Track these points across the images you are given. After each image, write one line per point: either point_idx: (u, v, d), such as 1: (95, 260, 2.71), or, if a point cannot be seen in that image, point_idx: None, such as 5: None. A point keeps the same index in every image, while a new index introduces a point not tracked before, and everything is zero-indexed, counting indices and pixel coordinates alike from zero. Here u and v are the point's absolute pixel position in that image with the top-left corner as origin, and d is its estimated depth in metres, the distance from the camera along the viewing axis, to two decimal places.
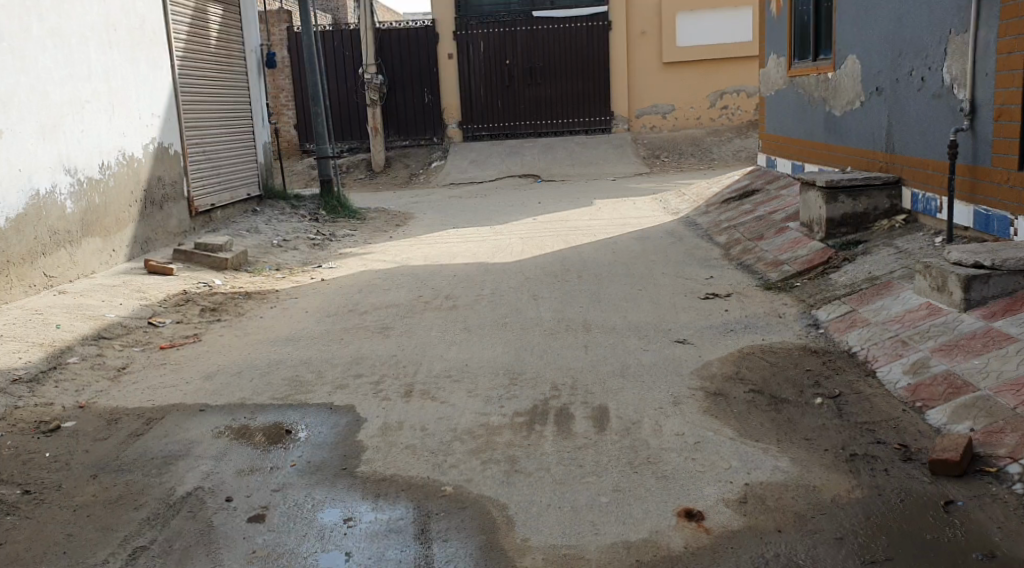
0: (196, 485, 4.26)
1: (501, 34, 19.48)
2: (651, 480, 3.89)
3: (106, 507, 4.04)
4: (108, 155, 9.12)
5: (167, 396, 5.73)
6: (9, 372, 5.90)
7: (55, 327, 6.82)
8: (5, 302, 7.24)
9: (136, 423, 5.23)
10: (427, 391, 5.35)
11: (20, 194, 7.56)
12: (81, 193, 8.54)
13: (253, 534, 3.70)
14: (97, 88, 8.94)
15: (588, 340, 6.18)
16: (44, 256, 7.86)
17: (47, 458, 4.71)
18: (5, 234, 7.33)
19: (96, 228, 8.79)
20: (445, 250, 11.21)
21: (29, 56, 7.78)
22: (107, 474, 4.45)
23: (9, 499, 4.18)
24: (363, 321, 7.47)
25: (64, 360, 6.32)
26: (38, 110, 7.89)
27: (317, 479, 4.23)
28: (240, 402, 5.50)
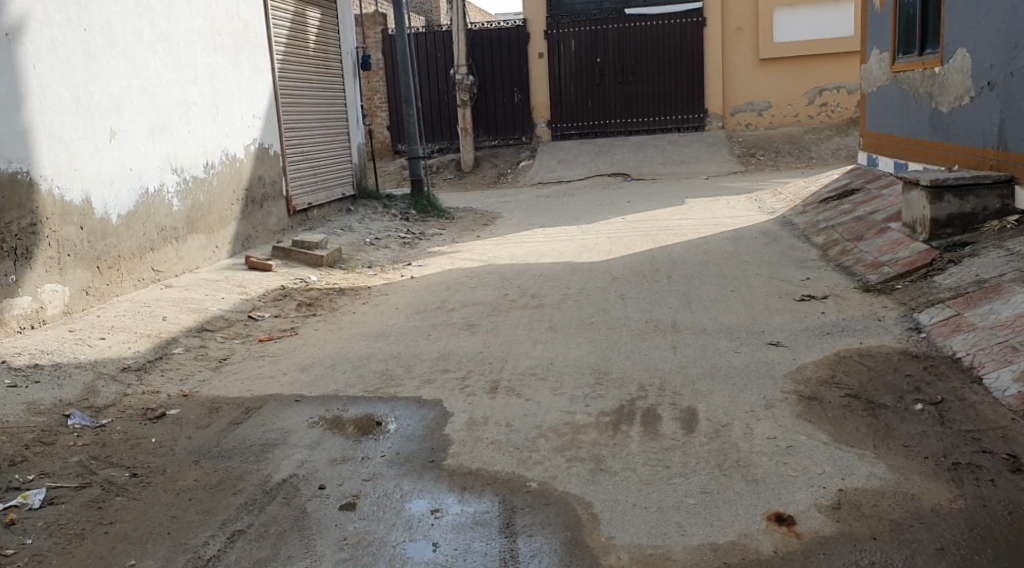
0: (291, 473, 4.39)
1: (593, 33, 19.42)
2: (740, 482, 3.83)
3: (207, 492, 4.21)
4: (212, 155, 9.48)
5: (265, 386, 5.92)
6: (119, 361, 6.19)
7: (161, 319, 7.13)
8: (117, 295, 7.61)
9: (235, 412, 5.43)
10: (513, 388, 5.39)
11: (131, 192, 7.92)
12: (187, 191, 8.90)
13: (345, 522, 3.80)
14: (202, 90, 9.29)
15: (677, 341, 6.12)
16: (152, 251, 8.22)
17: (153, 443, 4.93)
18: (117, 231, 7.69)
19: (200, 225, 9.14)
20: (533, 249, 11.24)
21: (141, 60, 8.15)
22: (208, 460, 4.63)
23: (118, 480, 4.40)
24: (452, 318, 7.56)
25: (169, 350, 6.60)
26: (148, 112, 8.25)
27: (406, 471, 4.31)
28: (333, 394, 5.64)
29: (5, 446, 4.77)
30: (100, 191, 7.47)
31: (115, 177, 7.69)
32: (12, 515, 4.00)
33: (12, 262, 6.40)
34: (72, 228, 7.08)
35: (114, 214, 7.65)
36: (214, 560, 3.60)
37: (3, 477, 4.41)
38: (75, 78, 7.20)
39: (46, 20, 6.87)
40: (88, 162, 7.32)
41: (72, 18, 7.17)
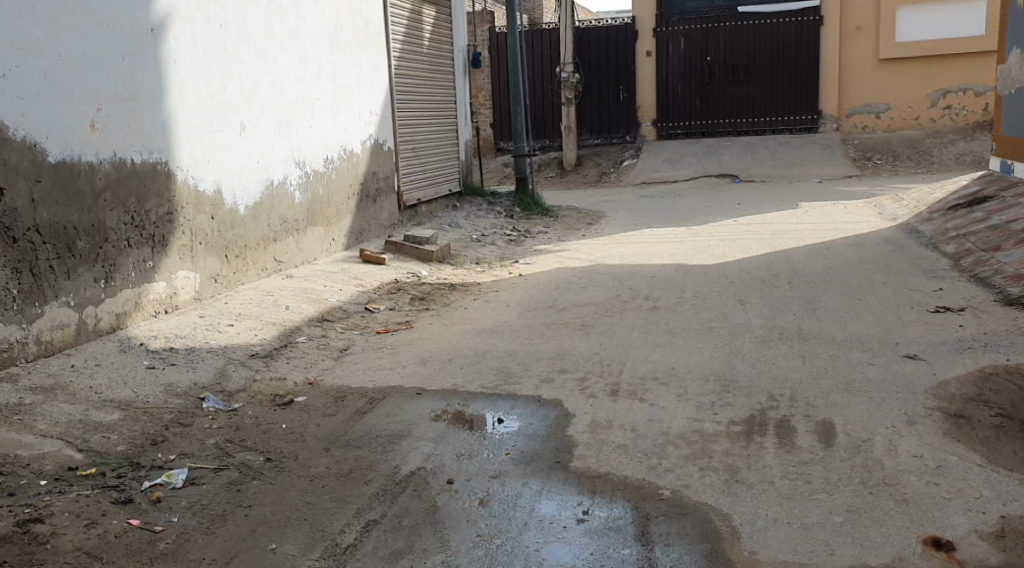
0: (419, 465, 4.43)
1: (704, 30, 19.08)
2: (890, 503, 3.66)
3: (339, 480, 4.29)
4: (332, 150, 9.68)
5: (386, 378, 5.99)
6: (248, 347, 6.37)
7: (284, 308, 7.31)
8: (243, 283, 7.85)
9: (360, 402, 5.51)
10: (635, 392, 5.31)
11: (258, 184, 8.15)
12: (308, 184, 9.12)
13: (477, 518, 3.82)
14: (325, 86, 9.50)
15: (804, 350, 5.91)
16: (275, 242, 8.45)
17: (283, 429, 5.04)
18: (245, 222, 7.91)
19: (319, 218, 9.36)
20: (642, 250, 11.11)
21: (271, 56, 8.36)
22: (338, 448, 4.72)
23: (254, 464, 4.52)
24: (566, 317, 7.52)
25: (294, 339, 6.76)
26: (275, 107, 8.48)
27: (532, 470, 4.29)
28: (453, 389, 5.67)
29: (146, 426, 4.96)
30: (230, 182, 7.70)
31: (244, 169, 7.91)
32: (157, 492, 4.17)
33: (150, 248, 6.64)
34: (204, 218, 7.31)
35: (242, 205, 7.88)
36: (351, 548, 3.68)
37: (146, 455, 4.58)
38: (212, 72, 7.43)
39: (187, 16, 7.10)
40: (221, 154, 7.55)
41: (211, 14, 7.40)
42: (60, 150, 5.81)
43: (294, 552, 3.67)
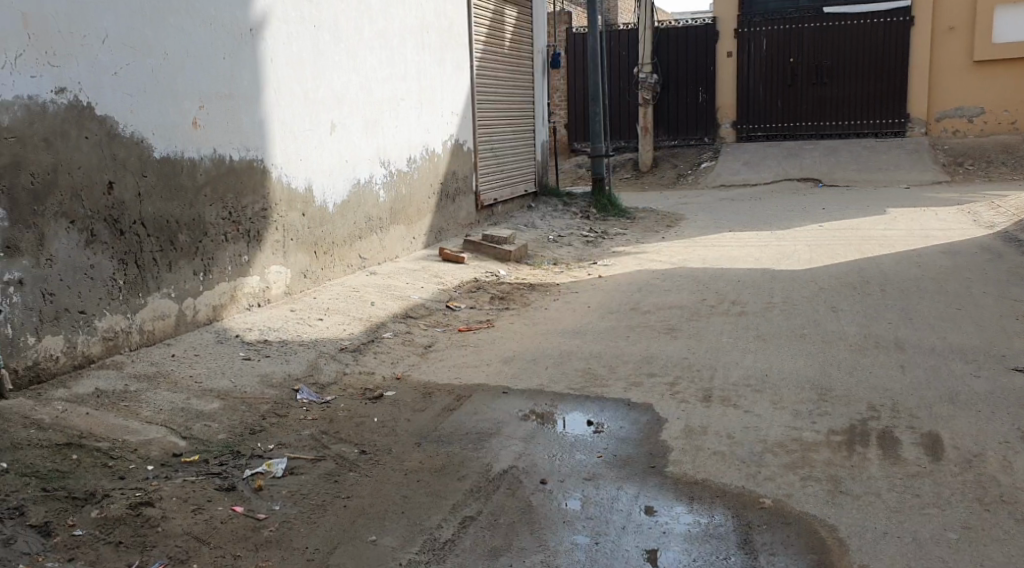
0: (512, 464, 4.44)
1: (788, 31, 18.70)
2: (1007, 521, 3.56)
3: (433, 475, 4.33)
4: (415, 149, 9.76)
5: (472, 375, 6.02)
6: (336, 342, 6.46)
7: (370, 304, 7.41)
8: (329, 279, 7.99)
9: (447, 399, 5.53)
10: (728, 398, 5.23)
11: (345, 182, 8.26)
12: (392, 184, 9.23)
13: (574, 519, 3.88)
14: (410, 86, 9.58)
15: (903, 360, 5.74)
16: (361, 239, 8.57)
17: (374, 423, 5.10)
18: (333, 219, 8.03)
19: (401, 217, 9.46)
20: (725, 254, 10.93)
21: (359, 56, 8.46)
22: (430, 443, 4.76)
23: (349, 456, 4.59)
24: (650, 320, 7.45)
25: (380, 334, 6.80)
26: (363, 106, 8.59)
27: (627, 473, 4.28)
28: (540, 389, 5.67)
29: (244, 415, 5.07)
30: (320, 180, 7.81)
31: (333, 168, 8.02)
32: (259, 480, 4.28)
33: (246, 243, 6.77)
34: (296, 214, 7.44)
35: (331, 202, 7.99)
36: (449, 544, 3.75)
37: (246, 444, 4.69)
38: (305, 72, 7.54)
39: (283, 16, 7.21)
40: (312, 152, 7.66)
41: (305, 14, 7.52)
42: (164, 146, 5.93)
43: (395, 544, 3.75)
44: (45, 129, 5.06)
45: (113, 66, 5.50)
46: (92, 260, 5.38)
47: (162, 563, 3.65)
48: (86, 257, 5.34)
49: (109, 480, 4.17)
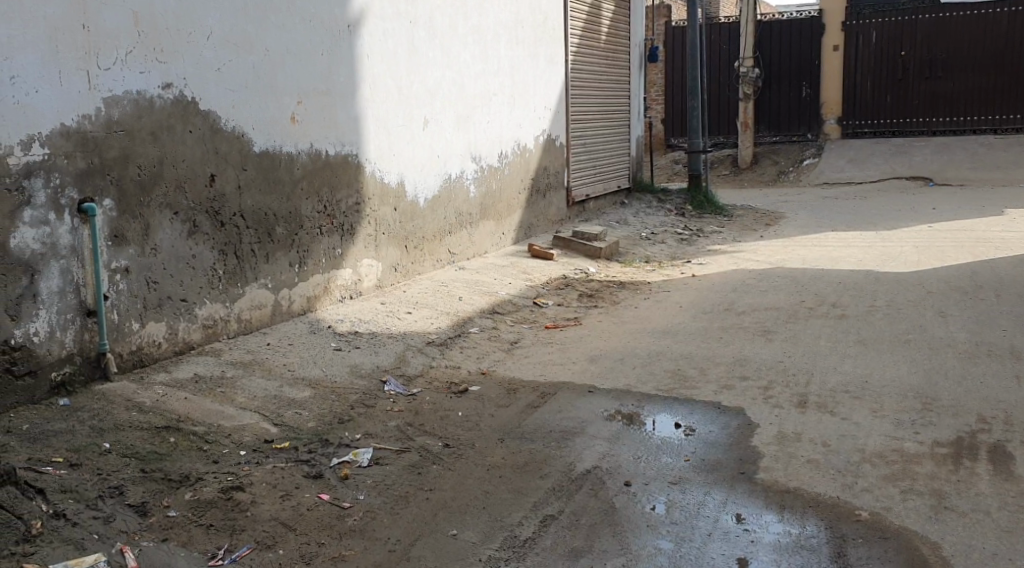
0: (595, 464, 4.39)
1: (900, 23, 17.99)
2: None
3: (515, 472, 4.33)
4: (507, 145, 9.77)
5: (559, 373, 5.98)
6: (424, 335, 6.50)
7: (457, 299, 7.44)
8: (419, 273, 8.07)
9: (532, 396, 5.51)
10: (825, 404, 5.05)
11: (437, 177, 8.32)
12: (482, 179, 9.25)
13: (657, 523, 3.82)
14: (503, 81, 9.58)
15: (1018, 370, 5.43)
16: (450, 234, 8.62)
17: (459, 417, 5.12)
18: (423, 214, 8.10)
19: (491, 212, 9.48)
20: (827, 254, 10.57)
21: (454, 52, 8.51)
22: (513, 440, 4.75)
23: (433, 449, 4.62)
24: (745, 321, 7.26)
25: (466, 329, 6.81)
26: (456, 102, 8.63)
27: (715, 479, 4.19)
28: (627, 389, 5.59)
29: (334, 404, 5.15)
30: (412, 175, 7.88)
31: (425, 163, 8.09)
32: (345, 469, 4.35)
33: (340, 237, 6.89)
34: (388, 209, 7.53)
35: (422, 197, 8.06)
36: (530, 542, 3.75)
37: (334, 433, 4.76)
38: (400, 67, 7.62)
39: (380, 13, 7.30)
40: (405, 147, 7.74)
41: (401, 11, 7.59)
42: (264, 140, 6.07)
43: (475, 539, 3.77)
44: (152, 123, 5.24)
45: (217, 62, 5.66)
46: (194, 250, 5.55)
47: (249, 547, 3.75)
48: (188, 247, 5.51)
49: (203, 463, 4.29)
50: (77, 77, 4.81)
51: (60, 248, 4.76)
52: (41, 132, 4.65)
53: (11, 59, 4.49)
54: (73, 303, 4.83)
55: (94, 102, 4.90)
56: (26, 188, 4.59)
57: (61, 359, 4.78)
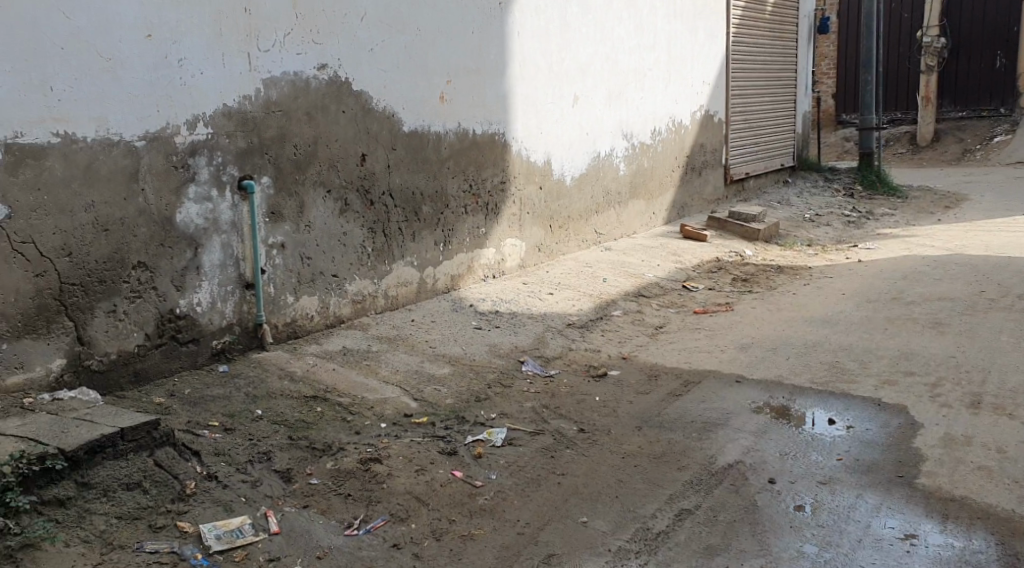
0: (738, 458, 4.19)
1: None
2: None
3: (652, 461, 4.21)
4: (661, 122, 9.49)
5: (704, 361, 5.76)
6: (566, 317, 6.42)
7: (602, 281, 7.32)
8: (564, 253, 7.99)
9: (675, 383, 5.33)
10: (1001, 407, 4.61)
11: (585, 155, 8.19)
12: (633, 157, 9.04)
13: (801, 524, 3.60)
14: (659, 56, 9.30)
15: None
16: (597, 214, 8.49)
17: (596, 401, 5.03)
18: (570, 192, 8.01)
19: (641, 191, 9.26)
20: (1014, 241, 9.71)
21: (607, 28, 8.32)
22: (651, 428, 4.61)
23: (568, 433, 4.55)
24: (913, 312, 6.76)
25: (610, 312, 6.66)
26: (608, 78, 8.45)
27: (869, 481, 3.91)
28: (776, 380, 5.31)
29: (471, 382, 5.17)
30: (560, 154, 7.79)
31: (573, 141, 7.97)
32: (479, 448, 4.36)
33: (484, 216, 6.91)
34: (534, 187, 7.48)
35: (569, 176, 7.96)
36: (663, 535, 3.62)
37: (471, 411, 4.77)
38: (551, 44, 7.52)
39: None
40: (553, 125, 7.65)
41: None
42: (413, 120, 6.13)
43: (606, 529, 3.68)
44: (307, 103, 5.38)
45: (369, 43, 5.75)
46: (345, 228, 5.69)
47: (383, 520, 3.80)
48: (339, 224, 5.65)
49: (346, 434, 4.40)
50: (239, 58, 4.99)
51: (221, 223, 4.98)
52: (205, 112, 4.85)
53: (178, 42, 4.70)
54: (232, 276, 5.06)
55: (254, 83, 5.08)
56: (191, 166, 4.80)
57: (221, 329, 5.02)
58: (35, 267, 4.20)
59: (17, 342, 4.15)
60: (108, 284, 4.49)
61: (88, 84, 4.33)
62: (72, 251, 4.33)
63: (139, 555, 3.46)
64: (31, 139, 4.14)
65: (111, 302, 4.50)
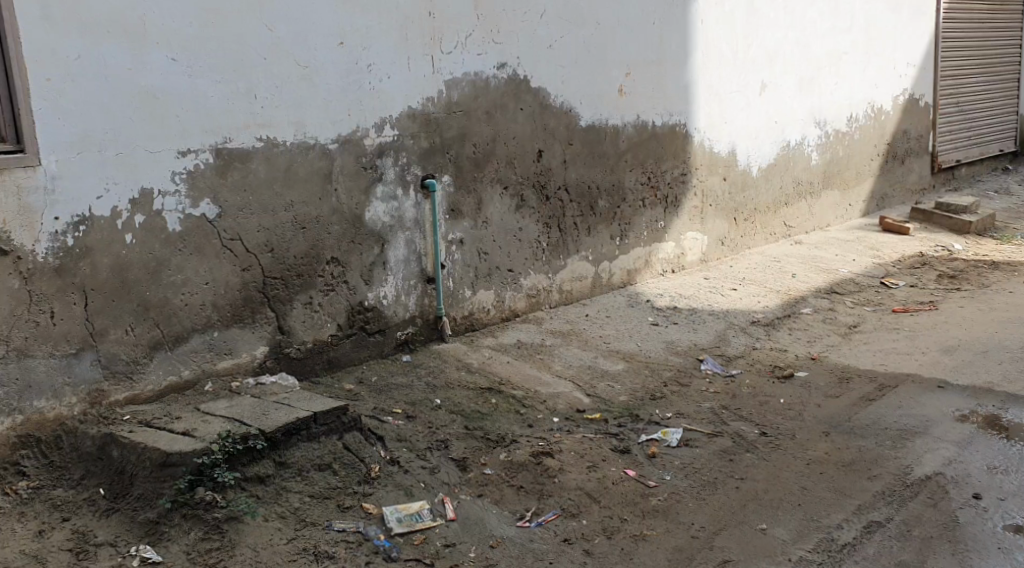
0: (938, 470, 3.98)
1: None
2: None
3: (840, 469, 4.03)
4: (859, 108, 8.95)
5: (902, 363, 5.38)
6: (750, 314, 6.19)
7: (790, 277, 7.01)
8: (749, 247, 7.73)
9: (868, 387, 5.02)
10: None
11: (773, 145, 7.87)
12: (827, 145, 8.58)
13: (1010, 548, 3.47)
14: (857, 38, 8.76)
15: None
16: (786, 206, 8.14)
17: (781, 404, 4.82)
18: (756, 184, 7.72)
19: (836, 181, 8.78)
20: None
21: (799, 11, 7.94)
22: (840, 434, 4.39)
23: (749, 436, 4.40)
24: None
25: (798, 310, 6.35)
26: (800, 64, 8.06)
27: None
28: (987, 387, 4.88)
29: (647, 380, 5.11)
30: (745, 144, 7.53)
31: (760, 131, 7.68)
32: (653, 447, 4.30)
33: (663, 209, 6.79)
34: (717, 179, 7.27)
35: (755, 166, 7.68)
36: (850, 547, 3.50)
37: (645, 409, 4.72)
38: (737, 31, 7.26)
39: None
40: (738, 115, 7.40)
41: None
42: (591, 114, 6.12)
43: (786, 538, 3.57)
44: (487, 103, 5.51)
45: (548, 39, 5.80)
46: (521, 223, 5.79)
47: (555, 513, 3.84)
48: (515, 220, 5.76)
49: (520, 426, 4.48)
50: (424, 61, 5.18)
51: (405, 221, 5.19)
52: (392, 115, 5.07)
53: (368, 48, 4.93)
54: (415, 271, 5.27)
55: (437, 85, 5.26)
56: (379, 167, 5.03)
57: (405, 321, 5.24)
58: (241, 261, 4.50)
59: (227, 329, 4.48)
60: (304, 278, 4.77)
61: (287, 90, 4.62)
62: (273, 247, 4.62)
63: (329, 533, 3.58)
64: (238, 144, 4.44)
65: (308, 294, 4.79)
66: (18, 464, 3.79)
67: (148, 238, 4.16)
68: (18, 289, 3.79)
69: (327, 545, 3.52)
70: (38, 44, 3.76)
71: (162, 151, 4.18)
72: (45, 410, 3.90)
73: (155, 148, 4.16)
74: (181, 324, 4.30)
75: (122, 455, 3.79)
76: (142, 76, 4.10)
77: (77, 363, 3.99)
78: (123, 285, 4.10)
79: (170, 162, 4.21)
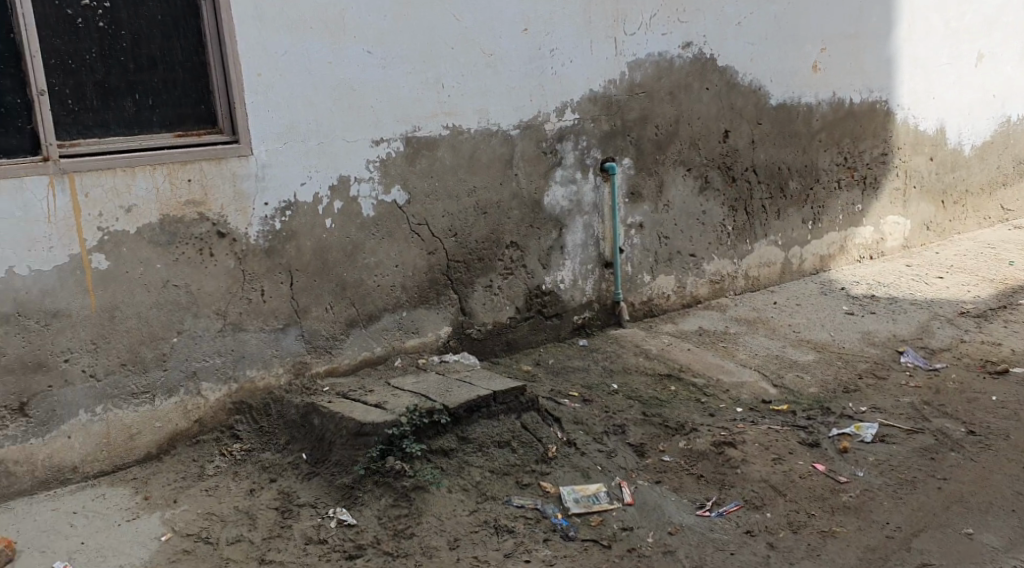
0: None
1: None
2: None
3: None
4: None
5: None
6: (959, 304, 5.74)
7: (1008, 265, 6.44)
8: (958, 233, 7.19)
9: None
10: None
11: (989, 121, 7.25)
12: None
13: None
14: None
15: None
16: (1003, 188, 7.50)
17: (992, 401, 4.46)
18: (968, 163, 7.16)
19: None
20: None
21: None
22: None
23: (954, 435, 4.13)
24: None
25: (1015, 300, 5.82)
26: None
27: None
28: None
29: (840, 371, 4.86)
30: (956, 120, 6.98)
31: (974, 105, 7.09)
32: (846, 442, 4.10)
33: (862, 191, 6.42)
34: (923, 158, 6.80)
35: (967, 145, 7.11)
36: None
37: (838, 402, 4.49)
38: None
39: None
40: (948, 89, 6.87)
41: None
42: (782, 93, 5.88)
43: (997, 545, 3.42)
44: (671, 83, 5.43)
45: (738, 16, 5.61)
46: (705, 207, 5.68)
47: (737, 504, 3.73)
48: (699, 203, 5.66)
49: (701, 415, 4.39)
50: (607, 44, 5.16)
51: (584, 205, 5.22)
52: (573, 99, 5.10)
53: (552, 33, 4.97)
54: (594, 255, 5.30)
55: (620, 67, 5.23)
56: (559, 151, 5.08)
57: (582, 305, 5.29)
58: (428, 245, 4.68)
59: (415, 309, 4.68)
60: (485, 261, 4.91)
61: (473, 78, 4.74)
62: (456, 231, 4.77)
63: (508, 507, 3.68)
64: (426, 132, 4.61)
65: (488, 277, 4.92)
66: (233, 428, 4.14)
67: (345, 222, 4.40)
68: (234, 268, 4.09)
69: (507, 519, 3.61)
70: (250, 42, 4.05)
71: (357, 140, 4.41)
72: (256, 379, 4.20)
73: (351, 138, 4.39)
74: (373, 303, 4.53)
75: (321, 423, 4.03)
76: (342, 69, 4.33)
77: (283, 337, 4.27)
78: (323, 266, 4.35)
79: (365, 150, 4.44)
